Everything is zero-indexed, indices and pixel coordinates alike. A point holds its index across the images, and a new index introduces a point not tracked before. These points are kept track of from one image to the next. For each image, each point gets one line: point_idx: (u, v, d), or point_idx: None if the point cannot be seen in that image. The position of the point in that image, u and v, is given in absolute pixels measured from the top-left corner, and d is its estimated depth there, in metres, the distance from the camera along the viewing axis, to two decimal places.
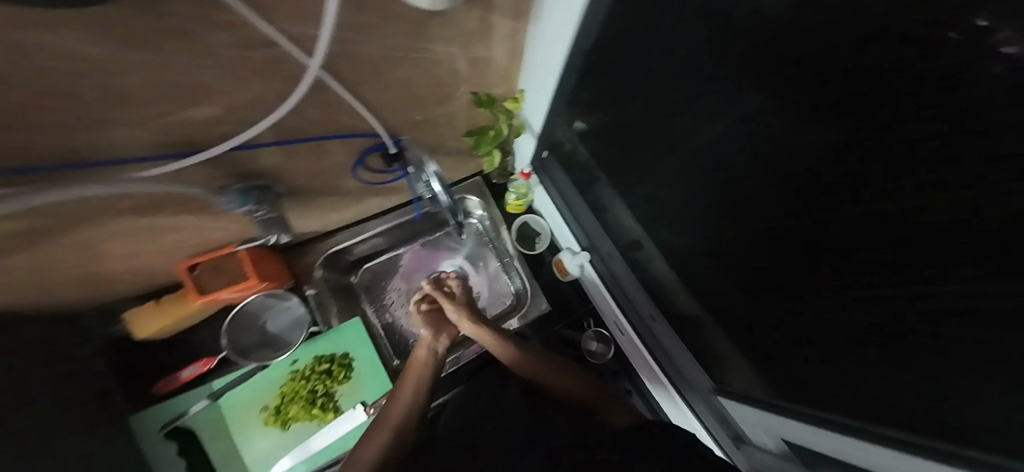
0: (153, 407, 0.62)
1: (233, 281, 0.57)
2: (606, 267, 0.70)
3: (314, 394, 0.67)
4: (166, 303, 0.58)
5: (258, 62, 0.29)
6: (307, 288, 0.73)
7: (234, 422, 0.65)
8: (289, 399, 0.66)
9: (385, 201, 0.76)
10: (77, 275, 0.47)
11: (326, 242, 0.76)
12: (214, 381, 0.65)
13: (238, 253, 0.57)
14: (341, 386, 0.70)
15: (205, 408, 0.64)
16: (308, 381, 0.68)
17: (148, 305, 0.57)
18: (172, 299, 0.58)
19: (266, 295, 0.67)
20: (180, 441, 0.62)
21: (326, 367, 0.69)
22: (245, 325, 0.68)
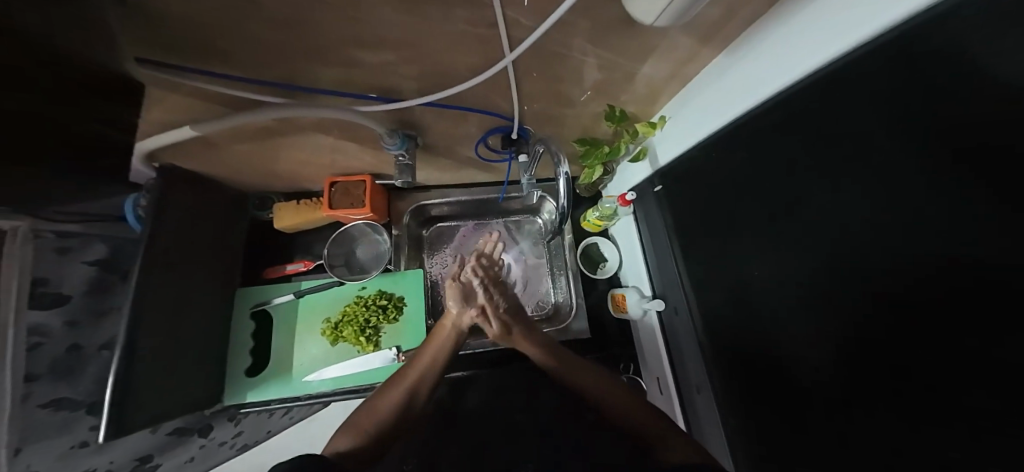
0: (255, 287, 0.73)
1: (355, 204, 0.66)
2: (675, 323, 0.69)
3: (364, 324, 0.71)
4: (302, 207, 0.70)
5: (476, 38, 0.34)
6: (395, 229, 0.82)
7: (299, 322, 0.72)
8: (345, 321, 0.71)
9: (481, 175, 0.83)
10: (259, 167, 0.59)
11: (422, 195, 0.86)
12: (302, 282, 0.74)
13: (366, 182, 0.67)
14: (388, 326, 0.74)
15: (286, 303, 0.73)
16: (366, 309, 0.72)
17: (290, 204, 0.71)
18: (307, 204, 0.71)
19: (365, 224, 0.77)
20: (257, 324, 0.72)
21: (384, 303, 0.73)
22: (343, 243, 0.78)
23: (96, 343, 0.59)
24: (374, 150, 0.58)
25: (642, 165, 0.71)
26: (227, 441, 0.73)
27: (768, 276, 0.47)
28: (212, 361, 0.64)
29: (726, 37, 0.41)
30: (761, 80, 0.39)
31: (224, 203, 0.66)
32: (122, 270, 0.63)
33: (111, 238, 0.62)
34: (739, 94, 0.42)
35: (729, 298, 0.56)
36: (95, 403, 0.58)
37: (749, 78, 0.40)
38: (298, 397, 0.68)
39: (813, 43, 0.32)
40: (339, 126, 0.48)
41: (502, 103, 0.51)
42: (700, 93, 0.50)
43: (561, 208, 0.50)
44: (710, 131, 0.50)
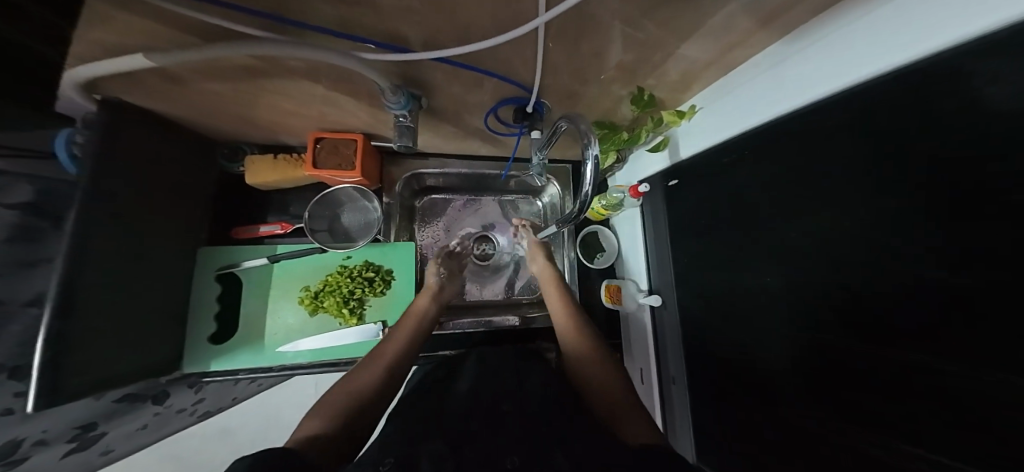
0: (219, 247, 0.66)
1: (343, 165, 0.60)
2: (665, 319, 0.72)
3: (348, 295, 0.67)
4: (280, 162, 0.63)
5: None
6: (386, 197, 0.76)
7: (273, 289, 0.68)
8: (326, 290, 0.67)
9: (486, 148, 0.77)
10: (228, 111, 0.50)
11: (418, 163, 0.79)
12: (278, 245, 0.69)
13: (357, 141, 0.60)
14: (374, 299, 0.71)
15: (259, 266, 0.68)
16: (351, 281, 0.68)
17: (267, 158, 0.62)
18: (286, 160, 0.63)
19: (354, 189, 0.71)
20: (223, 287, 0.66)
21: (370, 276, 0.69)
22: (327, 207, 0.71)
23: (20, 298, 0.48)
24: (371, 106, 0.51)
25: (659, 157, 0.68)
26: (186, 408, 0.75)
27: (768, 284, 0.47)
28: (170, 324, 0.59)
29: (787, 26, 0.36)
30: (836, 68, 0.34)
31: (184, 148, 0.56)
32: (54, 216, 0.53)
33: (38, 179, 0.51)
34: (804, 84, 0.37)
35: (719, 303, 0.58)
36: (19, 367, 0.48)
37: (824, 65, 0.35)
38: (271, 367, 0.66)
39: (915, 28, 0.26)
40: (327, 73, 0.40)
41: (523, 70, 0.45)
42: (748, 85, 0.45)
43: (582, 196, 0.45)
44: (759, 123, 0.45)
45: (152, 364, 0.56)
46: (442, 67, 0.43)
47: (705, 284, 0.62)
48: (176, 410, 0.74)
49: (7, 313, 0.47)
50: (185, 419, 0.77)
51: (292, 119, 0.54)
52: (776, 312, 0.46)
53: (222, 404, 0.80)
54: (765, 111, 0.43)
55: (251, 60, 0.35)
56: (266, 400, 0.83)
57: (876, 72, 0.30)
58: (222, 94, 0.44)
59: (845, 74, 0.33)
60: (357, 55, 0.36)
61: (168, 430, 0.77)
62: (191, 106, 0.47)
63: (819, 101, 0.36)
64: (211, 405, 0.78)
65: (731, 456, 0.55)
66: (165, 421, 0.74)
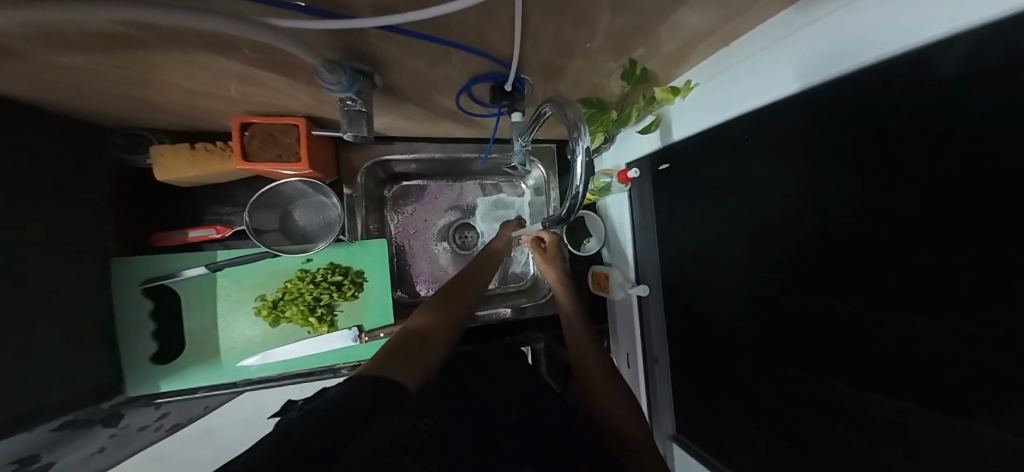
0: (143, 256, 0.57)
1: (284, 155, 0.50)
2: (654, 305, 0.72)
3: (314, 302, 0.61)
4: (200, 153, 0.52)
5: None
6: (347, 189, 0.68)
7: (221, 300, 0.60)
8: (287, 298, 0.60)
9: (462, 130, 0.69)
10: (110, 92, 0.39)
11: (381, 148, 0.70)
12: (219, 251, 0.60)
13: (300, 126, 0.50)
14: (344, 303, 0.65)
15: (200, 275, 0.59)
16: (315, 286, 0.61)
17: (181, 148, 0.51)
18: (207, 150, 0.52)
19: (305, 182, 0.61)
20: (157, 302, 0.58)
21: (338, 279, 0.63)
22: (275, 204, 0.62)
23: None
24: (310, 86, 0.41)
25: (649, 139, 0.63)
26: (149, 424, 0.70)
27: (755, 279, 0.46)
28: (97, 350, 0.51)
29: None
30: (831, 51, 0.29)
31: (54, 140, 0.44)
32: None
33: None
34: (810, 58, 0.32)
35: (703, 293, 0.58)
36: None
37: (833, 37, 0.29)
38: (235, 382, 0.61)
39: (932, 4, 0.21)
40: (234, 45, 0.31)
41: (495, 41, 0.37)
42: (750, 57, 0.39)
43: (573, 194, 0.39)
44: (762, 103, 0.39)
45: (84, 398, 0.49)
46: (390, 39, 0.34)
47: (690, 274, 0.61)
48: (135, 428, 0.67)
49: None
50: (147, 436, 0.71)
51: (207, 101, 0.43)
52: (761, 309, 0.46)
53: (192, 415, 0.74)
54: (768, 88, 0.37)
55: (113, 28, 0.25)
56: (241, 408, 0.78)
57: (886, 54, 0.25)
58: (92, 71, 0.33)
59: (832, 63, 0.29)
60: (269, 21, 0.26)
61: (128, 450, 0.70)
62: (55, 88, 0.36)
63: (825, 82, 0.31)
64: (179, 417, 0.73)
65: (710, 432, 0.58)
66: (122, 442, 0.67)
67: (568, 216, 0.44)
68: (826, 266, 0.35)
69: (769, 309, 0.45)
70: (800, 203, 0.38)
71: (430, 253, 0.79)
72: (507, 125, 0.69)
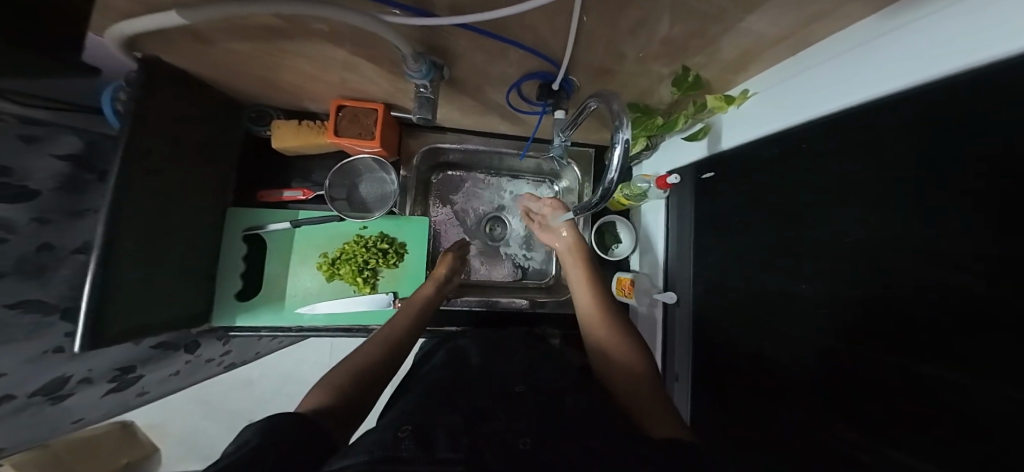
0: (245, 208, 0.70)
1: (363, 134, 0.59)
2: (680, 317, 0.69)
3: (363, 264, 0.70)
4: (304, 128, 0.63)
5: None
6: (403, 170, 0.77)
7: (293, 252, 0.71)
8: (343, 259, 0.70)
9: (505, 125, 0.75)
10: (248, 73, 0.50)
11: (434, 136, 0.79)
12: (300, 211, 0.72)
13: (379, 110, 0.60)
14: (386, 270, 0.73)
15: (281, 230, 0.71)
16: (367, 251, 0.70)
17: (292, 123, 0.63)
18: (309, 127, 0.63)
19: (373, 160, 0.71)
20: (248, 247, 0.70)
21: (385, 247, 0.71)
22: (346, 176, 0.72)
23: (70, 245, 0.52)
24: (391, 74, 0.49)
25: (695, 146, 0.63)
26: (213, 359, 0.85)
27: (792, 292, 0.44)
28: (201, 278, 0.63)
29: (869, 3, 0.30)
30: (912, 56, 0.29)
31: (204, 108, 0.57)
32: (99, 170, 0.57)
33: (83, 132, 0.56)
34: (897, 61, 0.30)
35: (735, 307, 0.56)
36: (69, 309, 0.53)
37: (924, 42, 0.28)
38: (291, 327, 0.71)
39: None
40: (346, 35, 0.38)
41: (553, 42, 0.42)
42: (828, 63, 0.38)
43: (607, 186, 0.40)
44: (835, 110, 0.38)
45: (187, 313, 0.61)
46: (462, 36, 0.40)
47: (724, 286, 0.59)
48: (205, 359, 0.82)
49: (58, 257, 0.51)
50: (212, 369, 0.88)
51: (313, 84, 0.54)
52: (794, 324, 0.44)
53: (247, 356, 0.91)
54: (844, 94, 0.36)
55: (272, 21, 0.35)
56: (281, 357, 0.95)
57: (975, 61, 0.24)
58: (245, 56, 0.44)
59: (913, 68, 0.29)
60: (379, 18, 0.34)
61: (198, 377, 0.88)
62: (218, 67, 0.48)
63: (907, 88, 0.30)
64: (235, 357, 0.89)
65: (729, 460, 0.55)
66: (194, 370, 0.83)
67: (598, 204, 0.46)
68: (865, 281, 0.34)
69: (801, 324, 0.43)
70: (848, 212, 0.36)
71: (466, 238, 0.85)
72: (550, 125, 0.73)
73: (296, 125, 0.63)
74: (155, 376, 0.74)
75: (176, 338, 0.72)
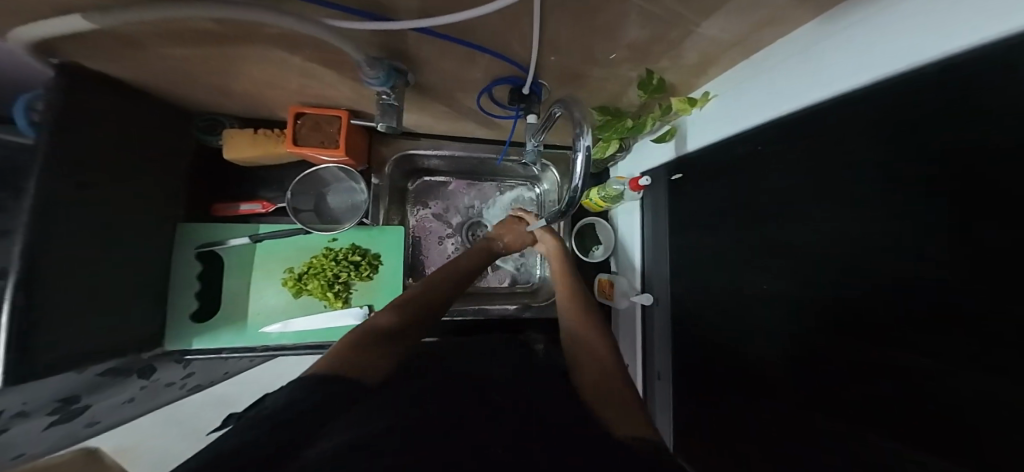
0: (200, 224, 0.65)
1: (325, 142, 0.57)
2: (658, 318, 0.70)
3: (333, 279, 0.66)
4: (260, 137, 0.59)
5: None
6: (374, 178, 0.74)
7: (257, 269, 0.67)
8: (311, 273, 0.66)
9: (479, 130, 0.73)
10: (193, 81, 0.46)
11: (407, 142, 0.76)
12: (261, 225, 0.68)
13: (342, 118, 0.57)
14: (360, 283, 0.70)
15: (243, 245, 0.67)
16: (337, 264, 0.67)
17: (246, 133, 0.59)
18: (265, 135, 0.59)
19: (340, 169, 0.68)
20: (205, 266, 0.66)
21: (357, 260, 0.68)
22: (312, 186, 0.69)
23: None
24: (351, 80, 0.47)
25: (665, 148, 0.64)
26: (175, 382, 0.75)
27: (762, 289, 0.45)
28: (151, 302, 0.59)
29: (822, 4, 0.30)
30: (857, 59, 0.30)
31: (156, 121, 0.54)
32: (15, 188, 0.51)
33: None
34: (846, 62, 0.31)
35: (709, 305, 0.57)
36: None
37: (866, 45, 0.29)
38: (256, 347, 0.67)
39: (982, 6, 0.20)
40: (292, 39, 0.36)
41: (516, 46, 0.41)
42: (781, 65, 0.39)
43: (573, 192, 0.39)
44: (794, 110, 0.38)
45: (136, 341, 0.56)
46: (421, 40, 0.39)
47: (698, 284, 0.60)
48: (164, 383, 0.74)
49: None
50: (174, 393, 0.76)
51: (266, 91, 0.50)
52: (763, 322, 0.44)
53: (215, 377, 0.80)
54: (800, 95, 0.37)
55: (207, 27, 0.32)
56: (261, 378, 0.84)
57: (928, 58, 0.24)
58: (186, 63, 0.40)
59: (859, 71, 0.30)
60: (328, 24, 0.32)
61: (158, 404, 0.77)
62: (159, 76, 0.44)
63: (862, 88, 0.30)
64: (201, 376, 0.78)
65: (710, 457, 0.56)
66: (153, 396, 0.74)
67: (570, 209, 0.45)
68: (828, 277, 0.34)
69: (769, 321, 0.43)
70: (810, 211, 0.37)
71: (446, 245, 0.83)
72: (524, 129, 0.73)
73: (252, 135, 0.59)
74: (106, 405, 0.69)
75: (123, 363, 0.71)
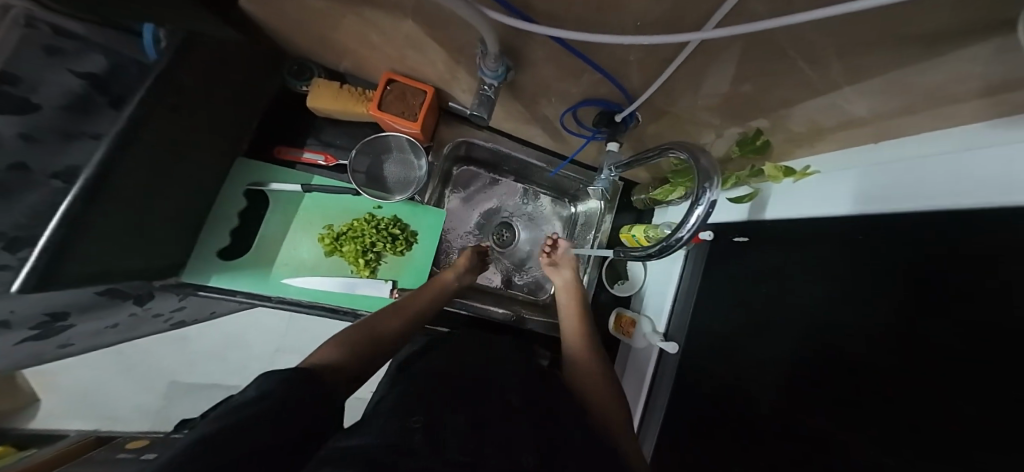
0: (254, 163, 0.65)
1: (406, 113, 0.57)
2: (675, 369, 0.67)
3: (368, 246, 0.66)
4: (343, 93, 0.60)
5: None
6: (432, 156, 0.74)
7: (297, 218, 0.67)
8: (348, 235, 0.66)
9: (544, 138, 0.73)
10: (307, 25, 0.47)
11: (472, 130, 0.76)
12: (314, 177, 0.68)
13: (427, 94, 0.57)
14: (390, 256, 0.70)
15: (290, 192, 0.66)
16: (376, 233, 0.67)
17: (332, 84, 0.60)
18: (348, 92, 0.60)
19: (406, 141, 0.68)
20: (248, 203, 0.66)
21: (395, 233, 0.68)
22: (373, 151, 0.69)
23: (47, 168, 0.37)
24: (459, 62, 0.47)
25: (739, 208, 0.61)
26: (162, 316, 0.80)
27: (773, 365, 0.45)
28: (190, 227, 0.58)
29: (931, 118, 0.31)
30: (918, 186, 0.32)
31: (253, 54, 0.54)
32: (116, 95, 0.42)
33: (110, 52, 0.38)
34: (908, 182, 0.33)
35: (715, 364, 0.57)
36: None
37: (931, 176, 0.31)
38: (271, 297, 0.66)
39: (1010, 176, 0.23)
40: (426, 11, 0.36)
41: (635, 77, 0.41)
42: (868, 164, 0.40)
43: (665, 245, 0.38)
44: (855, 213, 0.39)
45: (168, 259, 0.55)
46: (547, 44, 0.39)
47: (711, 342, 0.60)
48: (152, 315, 0.77)
49: (25, 180, 0.35)
50: (158, 325, 0.84)
51: (368, 51, 0.50)
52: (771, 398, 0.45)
53: (201, 316, 0.88)
54: (860, 201, 0.38)
55: None
56: (244, 320, 0.92)
57: (963, 204, 0.26)
58: (314, 8, 0.41)
59: (911, 199, 0.32)
60: (483, 10, 0.32)
61: (138, 331, 0.84)
62: (279, 12, 0.44)
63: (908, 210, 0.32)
64: (189, 313, 0.85)
65: None
66: (137, 323, 0.79)
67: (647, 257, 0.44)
68: None
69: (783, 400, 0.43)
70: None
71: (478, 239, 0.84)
72: (591, 149, 0.73)
73: (338, 88, 0.60)
74: (87, 328, 0.68)
75: (128, 289, 0.59)
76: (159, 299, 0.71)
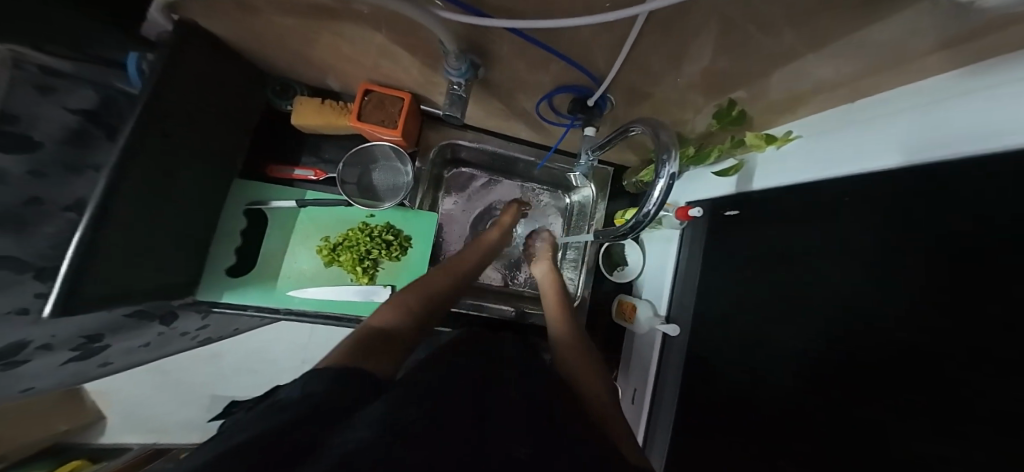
0: (251, 183, 0.68)
1: (386, 121, 0.58)
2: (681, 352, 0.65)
3: (364, 254, 0.67)
4: (326, 107, 0.62)
5: None
6: (419, 161, 0.75)
7: (295, 232, 0.70)
8: (344, 245, 0.67)
9: (527, 132, 0.73)
10: (281, 46, 0.48)
11: (457, 132, 0.77)
12: (308, 191, 0.70)
13: (405, 100, 0.58)
14: (388, 262, 0.72)
15: (286, 207, 0.69)
16: (369, 240, 0.67)
17: (315, 101, 0.62)
18: (331, 106, 0.61)
19: (392, 149, 0.69)
20: (249, 222, 0.69)
21: (389, 239, 0.68)
22: (360, 161, 0.71)
23: (61, 202, 0.44)
24: (428, 66, 0.48)
25: (726, 181, 0.60)
26: (188, 334, 0.85)
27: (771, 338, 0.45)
28: (197, 249, 0.61)
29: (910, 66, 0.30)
30: (913, 137, 0.30)
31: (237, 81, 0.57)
32: (108, 126, 0.49)
33: (97, 84, 0.46)
34: (901, 134, 0.32)
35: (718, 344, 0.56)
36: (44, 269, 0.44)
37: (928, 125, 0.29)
38: (277, 308, 0.68)
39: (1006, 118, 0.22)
40: (387, 19, 0.37)
41: (599, 60, 0.41)
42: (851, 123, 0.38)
43: (638, 222, 0.38)
44: (841, 175, 0.38)
45: (180, 280, 0.59)
46: (506, 39, 0.40)
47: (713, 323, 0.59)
48: (178, 334, 0.82)
49: (44, 214, 0.42)
50: (185, 342, 0.89)
51: (343, 65, 0.52)
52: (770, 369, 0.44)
53: (226, 332, 0.93)
54: (852, 161, 0.37)
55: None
56: (263, 334, 0.96)
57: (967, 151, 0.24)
58: (284, 29, 0.42)
59: (908, 152, 0.30)
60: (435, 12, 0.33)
61: (167, 350, 0.89)
62: (255, 38, 0.47)
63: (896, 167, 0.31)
64: (213, 331, 0.89)
65: None
66: (166, 343, 0.84)
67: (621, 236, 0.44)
68: None
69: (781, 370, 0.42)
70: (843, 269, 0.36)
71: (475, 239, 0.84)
72: (575, 138, 0.73)
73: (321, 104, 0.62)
74: (120, 349, 0.73)
75: (151, 309, 0.63)
76: (182, 318, 0.75)
